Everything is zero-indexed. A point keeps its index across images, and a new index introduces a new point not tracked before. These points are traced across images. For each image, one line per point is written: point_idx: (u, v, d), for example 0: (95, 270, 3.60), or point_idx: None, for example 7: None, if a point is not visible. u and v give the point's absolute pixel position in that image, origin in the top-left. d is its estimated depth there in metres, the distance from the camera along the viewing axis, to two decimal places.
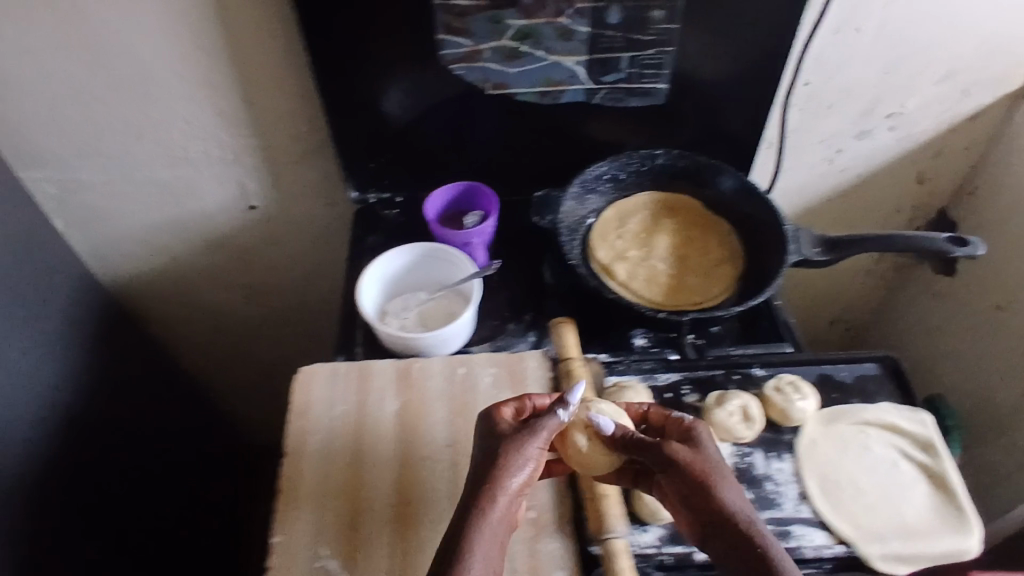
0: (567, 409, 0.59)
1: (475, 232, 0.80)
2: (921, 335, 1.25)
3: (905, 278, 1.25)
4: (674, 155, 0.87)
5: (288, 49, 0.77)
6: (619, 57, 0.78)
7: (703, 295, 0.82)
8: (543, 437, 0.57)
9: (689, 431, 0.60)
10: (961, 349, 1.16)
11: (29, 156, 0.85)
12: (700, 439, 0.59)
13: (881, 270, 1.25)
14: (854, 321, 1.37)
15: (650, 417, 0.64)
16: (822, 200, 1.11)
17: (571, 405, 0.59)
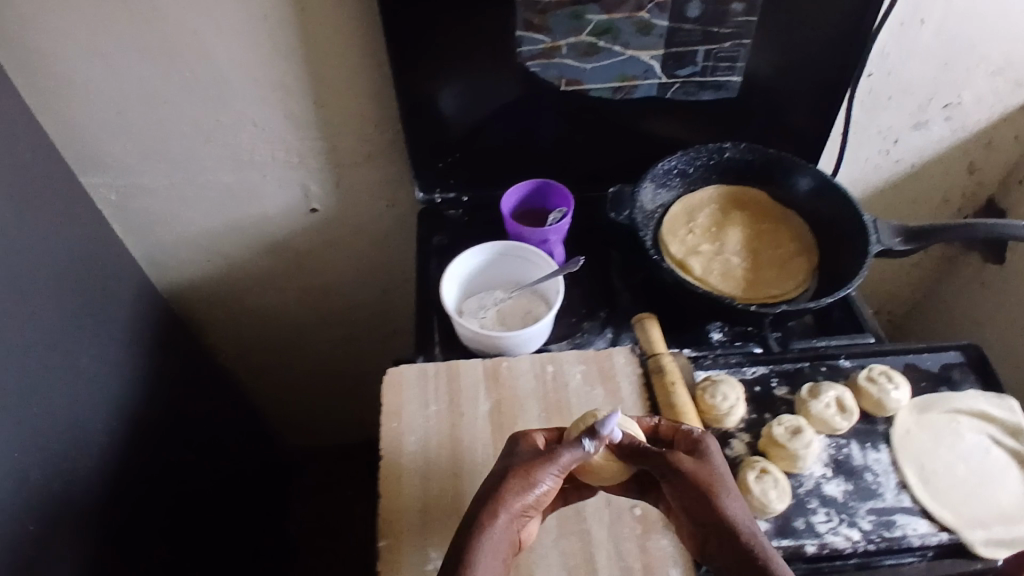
0: (595, 442, 0.55)
1: (552, 229, 0.79)
2: (967, 325, 1.25)
3: (951, 268, 1.25)
4: (742, 148, 0.87)
5: (363, 49, 0.76)
6: (696, 51, 0.78)
7: (780, 289, 0.81)
8: (562, 460, 0.55)
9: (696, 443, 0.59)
10: (1010, 338, 1.16)
11: (93, 162, 0.84)
12: (706, 450, 0.58)
13: (927, 260, 1.25)
14: (895, 312, 1.38)
15: (661, 430, 0.62)
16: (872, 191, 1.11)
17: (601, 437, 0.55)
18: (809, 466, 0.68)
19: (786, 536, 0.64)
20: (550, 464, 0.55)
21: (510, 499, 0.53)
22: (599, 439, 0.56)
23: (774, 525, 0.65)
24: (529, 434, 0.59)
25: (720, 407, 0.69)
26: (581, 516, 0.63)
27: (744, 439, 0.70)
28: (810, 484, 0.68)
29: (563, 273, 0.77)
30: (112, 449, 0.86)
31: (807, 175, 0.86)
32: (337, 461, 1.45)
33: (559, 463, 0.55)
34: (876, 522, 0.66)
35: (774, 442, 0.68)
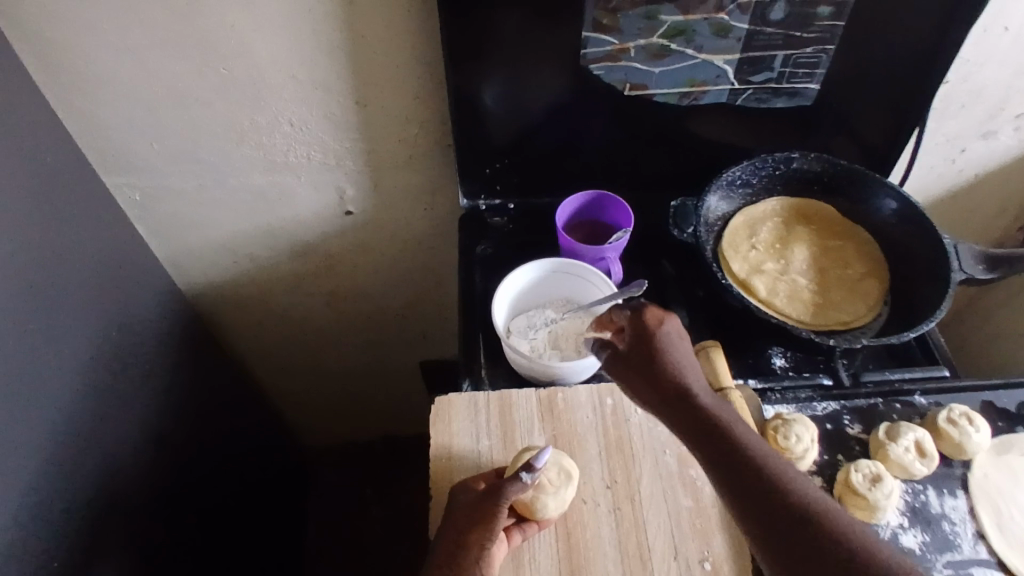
0: (531, 474, 0.58)
1: (611, 246, 0.73)
2: None
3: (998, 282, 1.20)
4: (811, 158, 0.81)
5: (416, 47, 0.71)
6: (775, 56, 0.72)
7: (851, 313, 0.76)
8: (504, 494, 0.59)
9: (658, 333, 0.57)
10: None
11: (117, 161, 0.78)
12: (667, 334, 0.57)
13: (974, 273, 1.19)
14: None
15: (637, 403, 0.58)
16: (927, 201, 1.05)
17: (535, 470, 0.58)
18: (887, 515, 0.64)
19: None
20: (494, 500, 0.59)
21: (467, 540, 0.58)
22: (538, 471, 0.59)
23: None
24: (470, 479, 0.63)
25: (792, 449, 0.65)
26: (647, 568, 0.59)
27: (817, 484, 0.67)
28: (886, 534, 0.64)
29: (624, 295, 0.70)
30: (142, 465, 0.82)
31: (890, 196, 0.79)
32: (352, 460, 1.41)
33: (500, 500, 0.59)
34: None
35: (852, 490, 0.64)
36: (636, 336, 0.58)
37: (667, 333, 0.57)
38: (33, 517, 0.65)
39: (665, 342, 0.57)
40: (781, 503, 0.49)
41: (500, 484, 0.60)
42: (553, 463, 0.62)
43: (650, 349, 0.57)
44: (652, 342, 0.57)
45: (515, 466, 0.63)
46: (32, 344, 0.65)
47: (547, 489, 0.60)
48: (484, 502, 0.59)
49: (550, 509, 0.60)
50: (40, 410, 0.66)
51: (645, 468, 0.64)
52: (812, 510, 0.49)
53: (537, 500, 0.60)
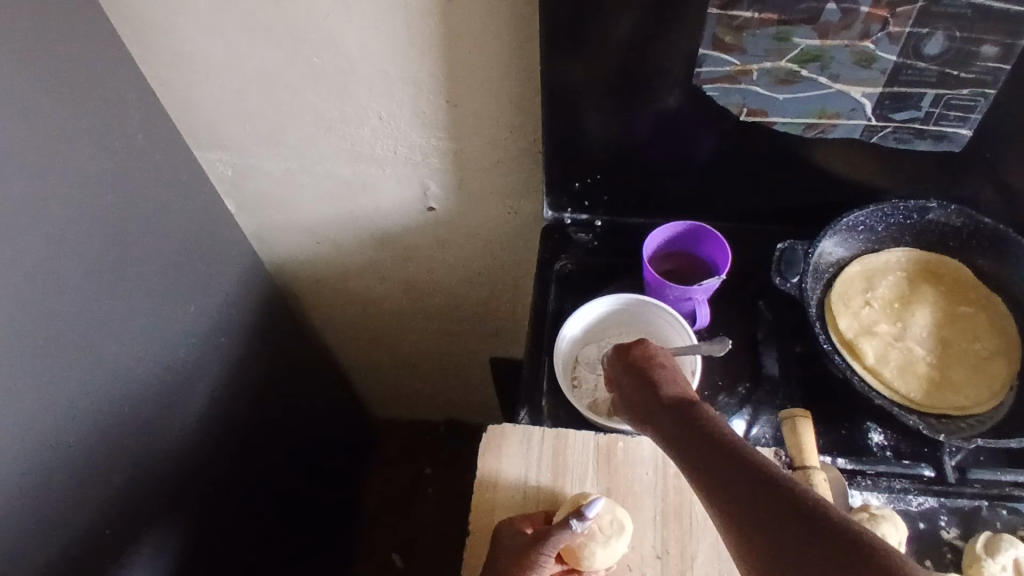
0: (581, 522, 0.55)
1: (700, 289, 0.66)
2: None
3: None
4: (951, 211, 0.70)
5: (513, 49, 0.66)
6: (924, 93, 0.62)
7: (972, 399, 0.65)
8: (549, 538, 0.56)
9: (643, 355, 0.57)
10: None
11: (210, 136, 0.79)
12: (650, 355, 0.57)
13: None
14: None
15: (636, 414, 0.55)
16: None
17: (585, 518, 0.55)
18: None
19: None
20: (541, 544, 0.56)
21: None
22: (588, 519, 0.55)
23: None
24: (516, 516, 0.60)
25: None
26: None
27: None
28: None
29: (701, 351, 0.61)
30: (213, 438, 0.84)
31: None
32: (413, 439, 1.41)
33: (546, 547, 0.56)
34: None
35: None
36: (621, 362, 0.58)
37: (654, 354, 0.58)
38: (110, 480, 0.67)
39: (647, 362, 0.57)
40: (755, 495, 0.42)
41: (550, 529, 0.57)
42: (607, 510, 0.58)
43: (637, 366, 0.57)
44: (638, 363, 0.57)
45: (566, 508, 0.60)
46: (122, 316, 0.67)
47: (597, 537, 0.56)
48: (530, 545, 0.56)
49: (597, 560, 0.57)
50: (123, 382, 0.68)
51: (702, 543, 0.58)
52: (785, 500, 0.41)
53: (585, 548, 0.56)
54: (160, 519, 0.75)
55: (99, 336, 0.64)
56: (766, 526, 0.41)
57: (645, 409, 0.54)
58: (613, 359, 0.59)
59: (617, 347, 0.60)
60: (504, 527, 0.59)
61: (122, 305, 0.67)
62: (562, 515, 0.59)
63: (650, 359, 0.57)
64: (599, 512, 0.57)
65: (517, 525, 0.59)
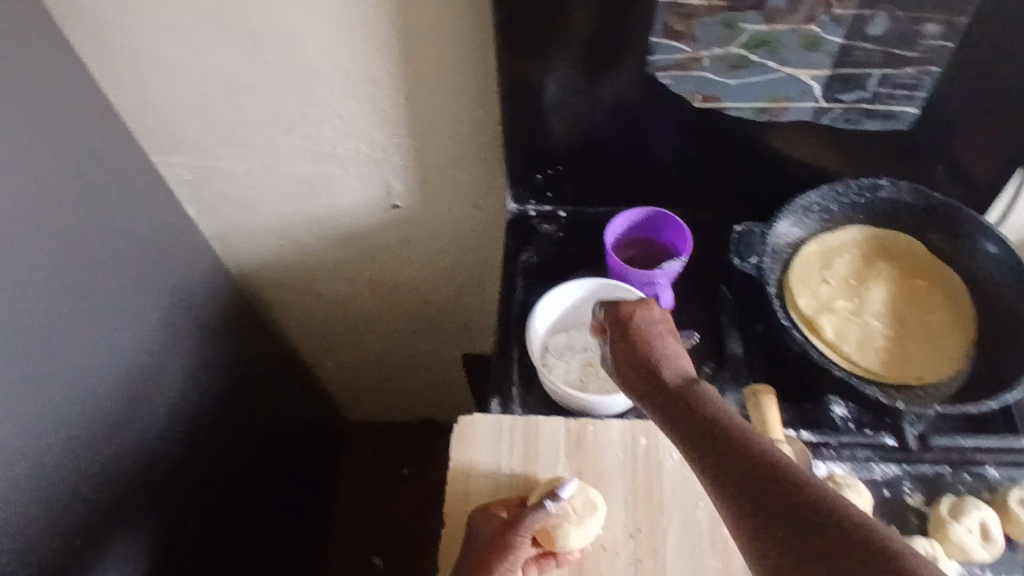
0: (555, 503, 0.57)
1: (663, 273, 0.68)
2: None
3: None
4: (902, 188, 0.73)
5: (469, 43, 0.66)
6: (870, 74, 0.64)
7: (928, 369, 0.68)
8: (525, 522, 0.57)
9: (633, 319, 0.55)
10: None
11: (167, 140, 0.78)
12: (640, 321, 0.55)
13: None
14: None
15: (632, 393, 0.53)
16: None
17: (559, 499, 0.57)
18: None
19: None
20: (519, 528, 0.57)
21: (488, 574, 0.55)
22: (562, 500, 0.58)
23: None
24: (491, 502, 0.60)
25: None
26: None
27: None
28: None
29: None
30: (180, 445, 0.83)
31: (991, 240, 0.70)
32: (388, 441, 1.41)
33: (522, 531, 0.57)
34: None
35: None
36: (610, 323, 0.56)
37: (653, 330, 0.55)
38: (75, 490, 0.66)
39: (636, 328, 0.55)
40: (772, 488, 0.41)
41: (524, 512, 0.58)
42: (580, 491, 0.59)
43: (628, 331, 0.55)
44: (638, 339, 0.54)
45: (539, 491, 0.60)
46: (83, 322, 0.66)
47: (571, 518, 0.57)
48: (506, 529, 0.57)
49: (572, 541, 0.57)
50: (87, 390, 0.67)
51: (673, 521, 0.59)
52: (809, 497, 0.39)
53: (559, 529, 0.56)
54: (128, 528, 0.74)
55: (59, 343, 0.63)
56: (785, 523, 0.39)
57: (645, 389, 0.51)
58: (603, 320, 0.57)
59: (614, 319, 0.56)
60: (480, 513, 0.59)
61: (84, 312, 0.66)
62: (536, 498, 0.59)
63: (651, 336, 0.54)
64: (571, 494, 0.58)
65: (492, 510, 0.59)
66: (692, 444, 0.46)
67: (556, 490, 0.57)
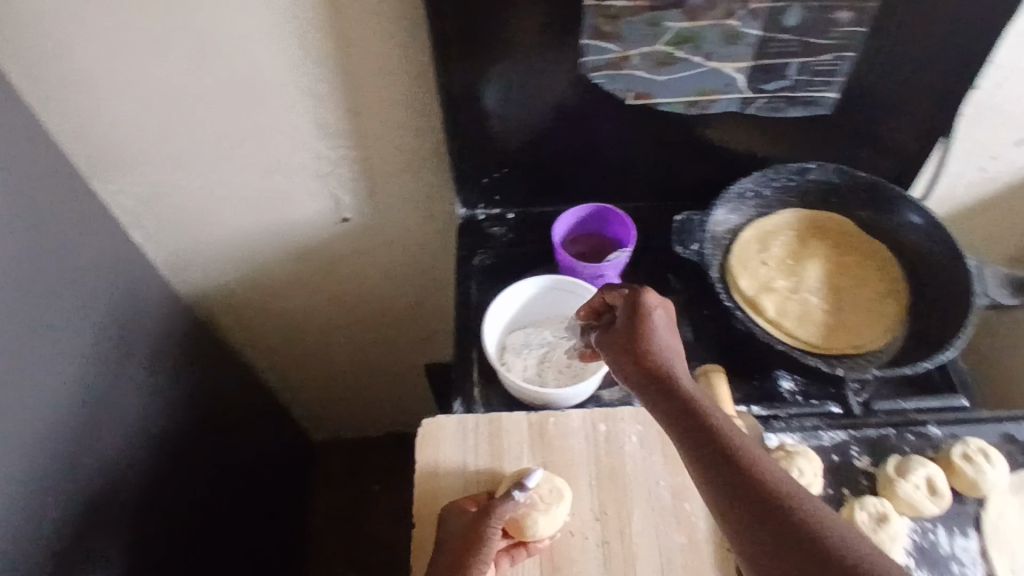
0: (522, 492, 0.59)
1: (609, 265, 0.71)
2: None
3: None
4: (828, 169, 0.77)
5: (407, 52, 0.68)
6: (789, 63, 0.68)
7: (865, 337, 0.72)
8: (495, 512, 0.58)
9: (651, 307, 0.57)
10: None
11: (109, 166, 0.78)
12: (662, 314, 0.58)
13: None
14: None
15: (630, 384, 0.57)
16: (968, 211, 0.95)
17: (526, 488, 0.59)
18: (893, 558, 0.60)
19: None
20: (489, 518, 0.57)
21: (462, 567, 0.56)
22: (529, 490, 0.59)
23: None
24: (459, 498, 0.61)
25: None
26: None
27: None
28: None
29: None
30: (144, 472, 0.82)
31: (915, 210, 0.75)
32: (356, 456, 1.40)
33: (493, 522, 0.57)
34: None
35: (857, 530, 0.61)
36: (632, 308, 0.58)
37: (660, 323, 0.57)
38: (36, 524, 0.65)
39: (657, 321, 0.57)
40: (759, 492, 0.49)
41: (493, 504, 0.59)
42: (545, 481, 0.61)
43: (636, 324, 0.57)
44: (646, 333, 0.56)
45: (506, 484, 0.61)
46: (34, 354, 0.65)
47: (538, 507, 0.59)
48: (477, 522, 0.58)
49: (541, 528, 0.59)
50: (43, 421, 0.66)
51: (637, 501, 0.61)
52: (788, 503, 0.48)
53: (528, 518, 0.58)
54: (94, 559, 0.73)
55: (10, 376, 0.62)
56: (767, 523, 0.48)
57: (645, 383, 0.55)
58: (625, 303, 0.59)
59: (629, 312, 0.58)
60: (449, 509, 0.60)
61: (34, 343, 0.65)
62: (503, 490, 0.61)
63: (657, 330, 0.57)
64: (537, 483, 0.60)
65: (461, 506, 0.60)
66: (688, 442, 0.52)
67: (523, 479, 0.59)
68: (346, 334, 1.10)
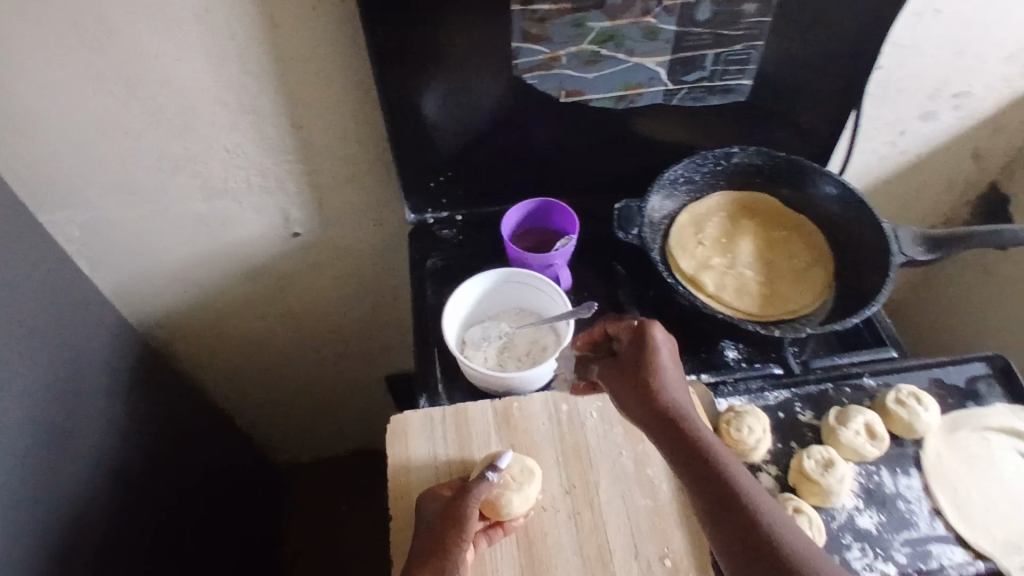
0: (496, 473, 0.61)
1: (559, 253, 0.74)
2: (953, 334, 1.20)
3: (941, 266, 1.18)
4: (750, 152, 0.82)
5: (346, 65, 0.71)
6: (705, 54, 0.73)
7: (797, 303, 0.77)
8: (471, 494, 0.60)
9: (657, 342, 0.61)
10: (996, 330, 1.11)
11: (52, 197, 0.78)
12: (666, 347, 0.61)
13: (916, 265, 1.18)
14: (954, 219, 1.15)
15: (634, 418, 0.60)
16: (882, 179, 1.04)
17: (499, 469, 0.61)
18: (842, 499, 0.65)
19: None
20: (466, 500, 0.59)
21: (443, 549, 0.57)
22: (502, 470, 0.61)
23: None
24: (434, 486, 0.64)
25: (746, 441, 0.66)
26: (608, 570, 0.60)
27: (772, 472, 0.68)
28: (843, 517, 0.65)
29: (573, 318, 0.71)
30: (105, 503, 0.82)
31: (830, 182, 0.81)
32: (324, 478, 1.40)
33: (472, 501, 0.59)
34: (912, 554, 0.62)
35: (806, 477, 0.65)
36: (640, 341, 0.62)
37: (666, 359, 0.61)
38: None
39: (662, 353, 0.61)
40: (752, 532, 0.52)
41: (470, 485, 0.61)
42: (515, 462, 0.63)
43: (643, 359, 0.61)
44: (653, 368, 0.60)
45: (479, 468, 0.64)
46: None
47: (511, 486, 0.61)
48: (457, 503, 0.60)
49: (516, 506, 0.61)
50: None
51: (602, 471, 0.65)
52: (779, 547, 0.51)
53: (503, 497, 0.61)
54: None
55: None
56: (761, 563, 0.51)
57: (649, 417, 0.59)
58: (632, 336, 0.62)
59: (638, 347, 0.61)
60: (425, 497, 0.62)
61: None
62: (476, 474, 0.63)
63: (663, 365, 0.60)
64: (508, 464, 0.63)
65: (436, 493, 0.62)
66: (689, 478, 0.55)
67: (496, 460, 0.61)
68: (303, 352, 1.10)
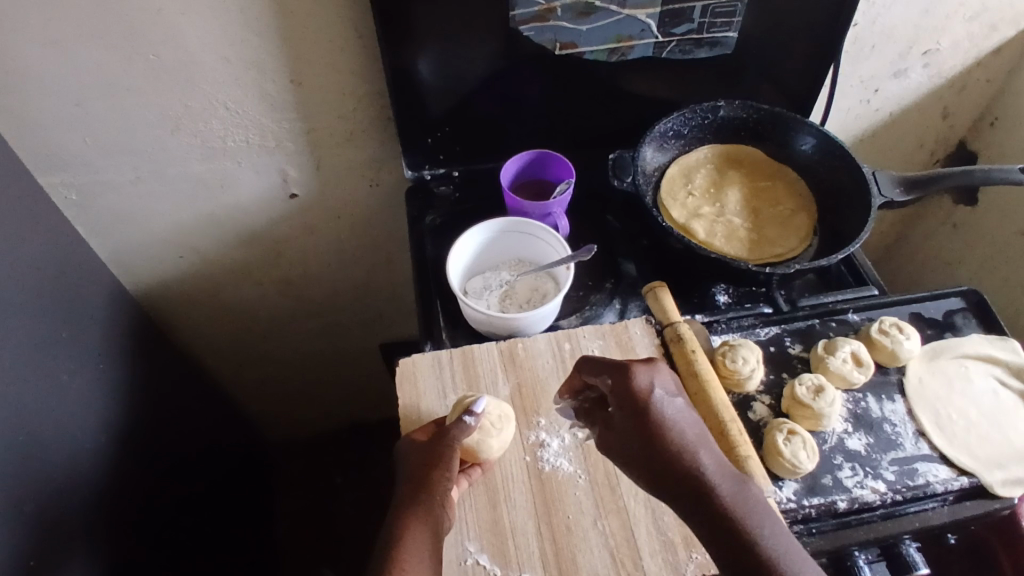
0: (473, 418, 0.59)
1: (556, 202, 0.77)
2: (926, 286, 1.25)
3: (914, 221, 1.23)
4: (736, 105, 0.85)
5: (344, 21, 0.72)
6: (694, 7, 0.76)
7: (784, 246, 0.81)
8: (450, 442, 0.59)
9: (644, 388, 0.55)
10: (964, 279, 1.16)
11: (51, 159, 0.78)
12: (654, 388, 0.56)
13: (892, 221, 1.23)
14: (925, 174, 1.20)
15: (633, 469, 0.55)
16: (857, 137, 1.08)
17: (476, 415, 0.60)
18: (832, 423, 0.69)
19: (817, 494, 0.65)
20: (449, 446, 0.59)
21: (427, 496, 0.57)
22: (478, 415, 0.60)
23: (803, 484, 0.65)
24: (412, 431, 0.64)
25: (741, 371, 0.70)
26: (616, 492, 0.63)
27: (766, 401, 0.71)
28: (833, 440, 0.68)
29: (572, 261, 0.73)
30: (103, 462, 0.82)
31: (809, 134, 0.85)
32: (317, 452, 1.41)
33: (455, 445, 0.59)
34: (900, 472, 0.66)
35: (798, 402, 0.68)
36: (622, 390, 0.56)
37: (656, 404, 0.55)
38: None
39: (653, 397, 0.55)
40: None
41: (446, 428, 0.60)
42: (493, 407, 0.65)
43: (632, 409, 0.55)
44: (643, 419, 0.54)
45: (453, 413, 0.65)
46: None
47: (490, 431, 0.64)
48: (434, 447, 0.60)
49: (492, 450, 0.64)
50: None
51: None
52: None
53: (483, 443, 0.63)
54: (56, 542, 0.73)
55: None
56: None
57: (647, 470, 0.54)
58: (613, 386, 0.57)
59: (622, 395, 0.56)
60: (404, 440, 0.63)
61: None
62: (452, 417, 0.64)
63: (652, 413, 0.54)
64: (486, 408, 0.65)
65: (415, 437, 0.62)
66: (700, 533, 0.50)
67: (474, 404, 0.60)
68: (299, 319, 1.12)
